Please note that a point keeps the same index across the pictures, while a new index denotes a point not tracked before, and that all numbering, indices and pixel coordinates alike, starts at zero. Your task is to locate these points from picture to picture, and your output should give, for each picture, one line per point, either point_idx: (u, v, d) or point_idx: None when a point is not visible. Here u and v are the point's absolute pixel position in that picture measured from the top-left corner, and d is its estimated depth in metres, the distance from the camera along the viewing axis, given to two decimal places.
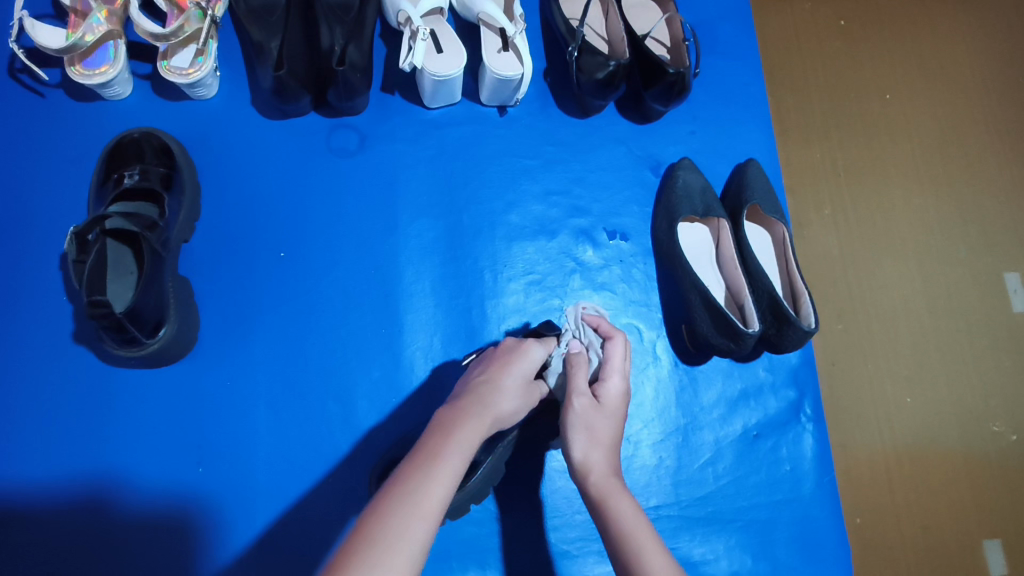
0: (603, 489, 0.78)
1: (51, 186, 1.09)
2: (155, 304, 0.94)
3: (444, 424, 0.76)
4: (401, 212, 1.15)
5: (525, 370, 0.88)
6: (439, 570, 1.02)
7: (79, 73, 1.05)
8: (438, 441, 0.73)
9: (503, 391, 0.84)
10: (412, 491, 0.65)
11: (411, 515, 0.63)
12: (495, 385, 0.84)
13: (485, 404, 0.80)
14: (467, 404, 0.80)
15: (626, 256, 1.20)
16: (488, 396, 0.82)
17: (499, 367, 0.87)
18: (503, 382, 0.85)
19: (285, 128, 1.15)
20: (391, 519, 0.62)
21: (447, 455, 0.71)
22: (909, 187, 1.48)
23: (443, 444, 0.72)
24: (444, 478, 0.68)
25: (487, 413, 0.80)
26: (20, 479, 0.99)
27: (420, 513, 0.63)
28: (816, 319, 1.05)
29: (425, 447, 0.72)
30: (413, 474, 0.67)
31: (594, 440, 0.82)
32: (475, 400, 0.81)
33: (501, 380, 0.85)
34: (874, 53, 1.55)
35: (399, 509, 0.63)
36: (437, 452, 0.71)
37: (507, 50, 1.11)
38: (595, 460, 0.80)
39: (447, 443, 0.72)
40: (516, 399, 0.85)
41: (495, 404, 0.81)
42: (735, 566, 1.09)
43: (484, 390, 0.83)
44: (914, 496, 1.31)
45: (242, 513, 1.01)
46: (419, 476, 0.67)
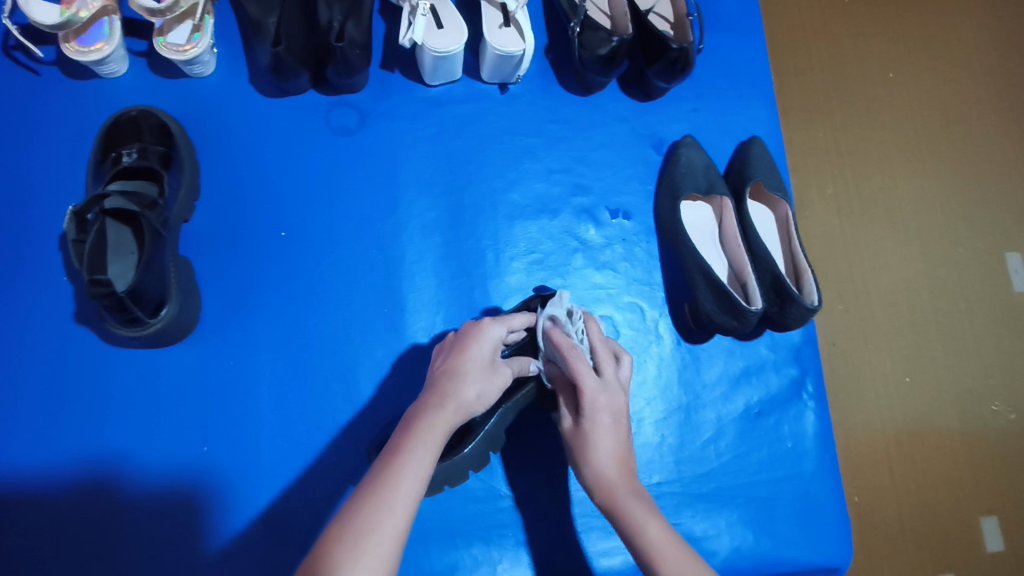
0: (608, 476, 0.81)
1: (48, 165, 1.08)
2: (156, 283, 0.94)
3: (407, 418, 0.77)
4: (402, 190, 1.14)
5: (487, 352, 0.85)
6: (444, 546, 1.03)
7: (74, 50, 1.04)
8: (400, 438, 0.74)
9: (461, 376, 0.81)
10: (377, 495, 0.68)
11: (379, 520, 0.66)
12: (457, 371, 0.81)
13: (445, 395, 0.79)
14: (428, 397, 0.79)
15: (628, 234, 1.19)
16: (446, 385, 0.80)
17: (456, 354, 0.84)
18: (462, 368, 0.82)
19: (284, 106, 1.14)
20: (359, 521, 0.66)
21: (412, 450, 0.72)
22: (912, 166, 1.47)
23: (408, 440, 0.74)
24: (410, 473, 0.70)
25: (448, 402, 0.78)
26: (25, 458, 0.99)
27: (388, 513, 0.67)
28: (819, 297, 1.05)
29: (389, 444, 0.74)
30: (378, 475, 0.70)
31: (600, 427, 0.82)
32: (434, 391, 0.80)
33: (460, 366, 0.82)
34: (878, 30, 1.54)
35: (367, 512, 0.67)
36: (401, 447, 0.73)
37: (509, 25, 1.09)
38: (602, 447, 0.82)
39: (411, 439, 0.74)
40: (478, 382, 0.82)
41: (453, 392, 0.79)
42: (737, 541, 1.09)
43: (447, 378, 0.81)
44: (913, 474, 1.32)
45: (246, 492, 1.01)
46: (381, 477, 0.70)
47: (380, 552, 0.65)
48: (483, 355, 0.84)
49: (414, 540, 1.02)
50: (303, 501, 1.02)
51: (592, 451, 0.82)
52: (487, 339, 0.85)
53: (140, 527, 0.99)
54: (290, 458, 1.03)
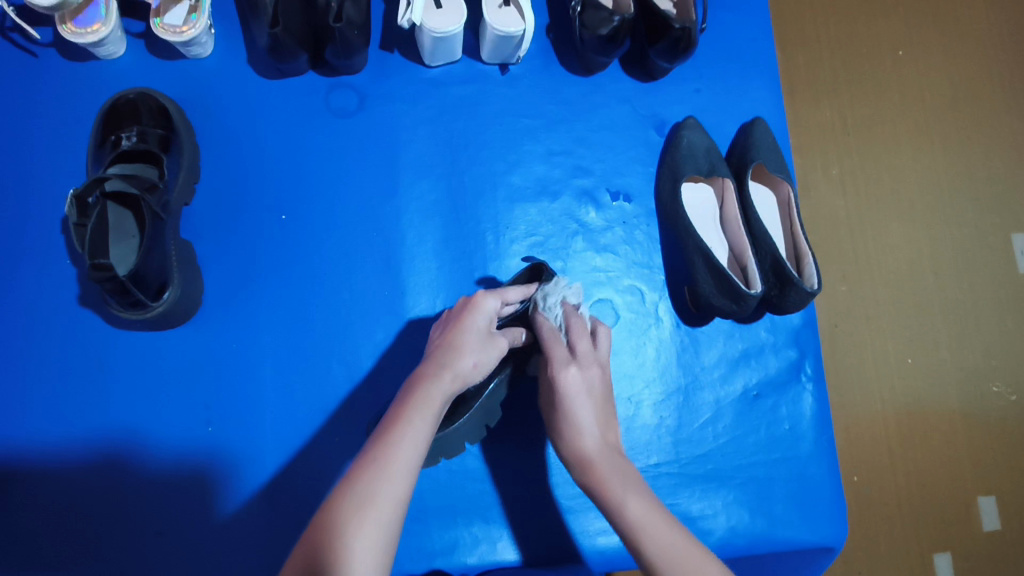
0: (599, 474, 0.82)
1: (48, 148, 1.08)
2: (158, 267, 0.95)
3: (406, 387, 0.78)
4: (402, 173, 1.14)
5: (481, 324, 0.86)
6: (446, 525, 1.05)
7: (71, 31, 1.03)
8: (401, 407, 0.76)
9: (458, 347, 0.82)
10: (377, 458, 0.70)
11: (381, 482, 0.68)
12: (452, 343, 0.83)
13: (444, 366, 0.80)
14: (426, 369, 0.80)
15: (629, 217, 1.19)
16: (443, 356, 0.81)
17: (453, 327, 0.86)
18: (460, 340, 0.83)
19: (283, 88, 1.13)
20: (359, 482, 0.68)
21: (411, 417, 0.74)
22: (918, 146, 1.46)
23: (407, 407, 0.75)
24: (413, 439, 0.72)
25: (446, 372, 0.79)
26: (33, 436, 1.01)
27: (388, 474, 0.69)
28: (819, 281, 1.05)
29: (390, 414, 0.75)
30: (378, 445, 0.72)
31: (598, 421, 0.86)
32: (432, 363, 0.81)
33: (459, 337, 0.83)
34: (887, 7, 1.51)
35: (366, 474, 0.69)
36: (401, 417, 0.74)
37: (509, 4, 1.08)
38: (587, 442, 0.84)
39: (409, 406, 0.75)
40: (476, 352, 0.83)
41: (452, 363, 0.80)
42: (733, 521, 1.11)
43: (442, 350, 0.82)
44: (912, 455, 1.33)
45: (251, 471, 1.03)
46: (382, 447, 0.71)
47: (384, 519, 0.67)
48: (478, 327, 0.85)
49: (417, 519, 1.04)
50: (306, 480, 1.03)
51: (570, 427, 0.85)
52: (481, 312, 0.85)
53: (147, 506, 1.01)
54: (294, 437, 1.04)
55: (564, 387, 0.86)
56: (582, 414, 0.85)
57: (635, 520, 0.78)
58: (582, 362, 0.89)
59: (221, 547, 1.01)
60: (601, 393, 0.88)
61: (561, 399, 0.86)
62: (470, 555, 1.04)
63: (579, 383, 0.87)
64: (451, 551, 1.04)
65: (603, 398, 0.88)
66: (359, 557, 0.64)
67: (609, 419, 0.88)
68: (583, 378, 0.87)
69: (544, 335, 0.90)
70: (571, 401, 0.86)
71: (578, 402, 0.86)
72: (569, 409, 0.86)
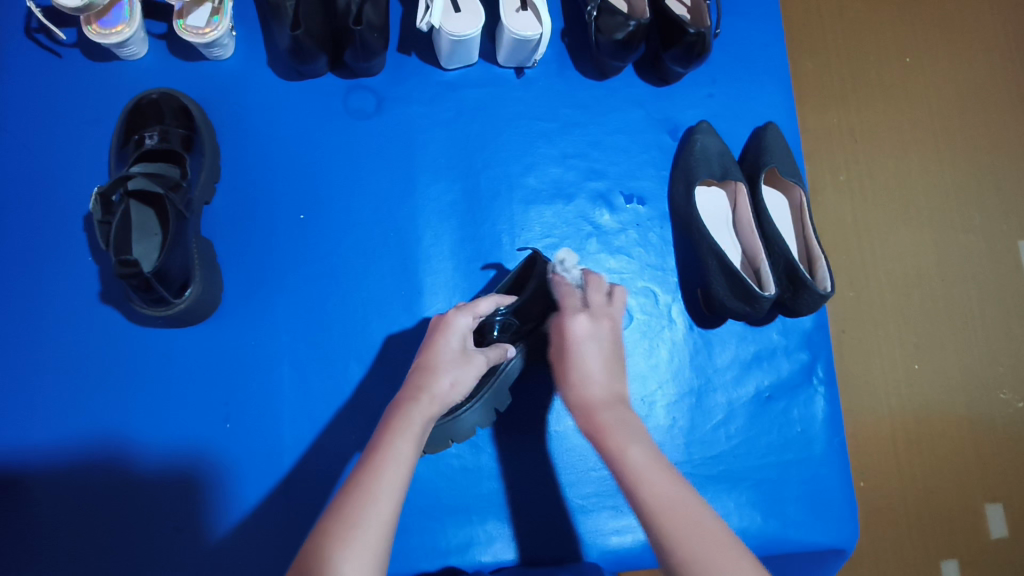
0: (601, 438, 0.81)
1: (71, 147, 1.09)
2: (180, 265, 0.96)
3: (387, 412, 0.80)
4: (418, 174, 1.15)
5: (453, 344, 0.86)
6: (459, 523, 1.06)
7: (96, 32, 1.05)
8: (382, 433, 0.77)
9: (432, 369, 0.83)
10: (362, 482, 0.71)
11: (365, 506, 0.69)
12: (427, 365, 0.84)
13: (420, 388, 0.81)
14: (403, 394, 0.81)
15: (643, 220, 1.20)
16: (419, 379, 0.82)
17: (427, 349, 0.87)
18: (435, 361, 0.84)
19: (302, 90, 1.15)
20: (345, 507, 0.69)
21: (393, 440, 0.75)
22: (927, 153, 1.47)
23: (387, 432, 0.76)
24: (395, 462, 0.73)
25: (423, 394, 0.81)
26: (52, 431, 1.02)
27: (373, 497, 0.70)
28: (832, 283, 1.06)
29: (371, 440, 0.76)
30: (362, 471, 0.73)
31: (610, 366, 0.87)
32: (408, 388, 0.82)
33: (433, 360, 0.85)
34: (896, 14, 1.52)
35: (353, 499, 0.70)
36: (382, 442, 0.75)
37: (526, 9, 1.10)
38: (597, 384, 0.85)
39: (390, 431, 0.76)
40: (451, 372, 0.84)
41: (427, 384, 0.82)
42: (745, 522, 1.11)
43: (418, 373, 0.84)
44: (920, 461, 1.34)
45: (267, 467, 1.04)
46: (366, 472, 0.72)
47: (374, 535, 0.67)
48: (451, 347, 0.86)
49: (431, 517, 1.05)
50: (322, 477, 1.04)
51: (576, 369, 0.87)
52: (450, 332, 0.86)
53: (165, 501, 1.02)
54: (310, 434, 1.06)
55: (569, 331, 0.89)
56: (588, 357, 0.87)
57: (638, 472, 0.76)
58: (594, 313, 0.91)
59: (238, 542, 1.01)
60: (612, 344, 0.89)
61: (567, 341, 0.89)
62: (484, 553, 1.05)
63: (587, 331, 0.89)
64: (465, 549, 1.05)
65: (611, 350, 0.89)
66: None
67: (618, 369, 0.87)
68: (592, 326, 0.90)
69: (559, 287, 0.96)
70: (574, 347, 0.88)
71: (585, 348, 0.88)
72: (577, 352, 0.88)
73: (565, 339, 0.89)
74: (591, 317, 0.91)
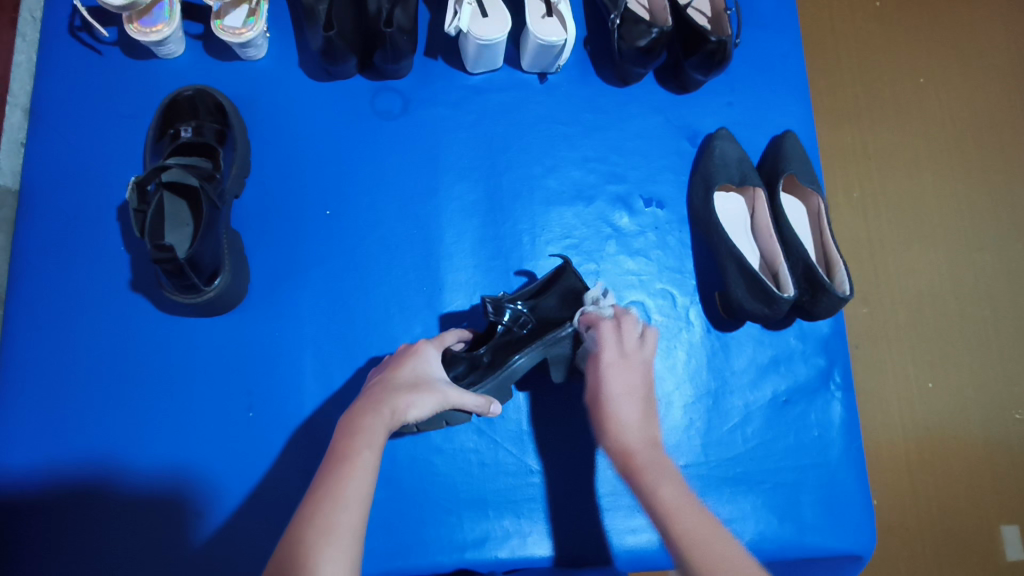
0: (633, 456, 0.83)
1: (108, 140, 1.13)
2: (212, 253, 0.98)
3: (347, 421, 0.82)
4: (442, 173, 1.18)
5: (419, 368, 0.92)
6: (476, 518, 1.06)
7: (137, 30, 1.09)
8: (346, 441, 0.79)
9: (397, 387, 0.88)
10: (331, 489, 0.74)
11: (335, 514, 0.71)
12: (389, 383, 0.88)
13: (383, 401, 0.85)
14: (364, 405, 0.85)
15: (662, 223, 1.21)
16: (383, 394, 0.86)
17: (391, 370, 0.92)
18: (396, 380, 0.89)
19: (331, 90, 1.18)
20: (317, 515, 0.71)
21: (357, 450, 0.78)
22: (940, 171, 1.48)
23: (351, 440, 0.79)
24: (360, 471, 0.76)
25: (384, 407, 0.84)
26: (81, 414, 1.05)
27: (342, 506, 0.72)
28: (851, 286, 1.07)
29: (335, 450, 0.79)
30: (331, 476, 0.75)
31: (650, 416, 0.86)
32: (372, 400, 0.85)
33: (394, 379, 0.89)
34: (910, 34, 1.54)
35: (324, 507, 0.72)
36: (347, 451, 0.78)
37: (551, 15, 1.13)
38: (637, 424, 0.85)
39: (354, 439, 0.79)
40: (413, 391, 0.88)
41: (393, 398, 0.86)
42: (762, 525, 1.11)
43: (380, 388, 0.88)
44: (934, 480, 1.33)
45: (288, 457, 1.05)
46: (334, 478, 0.75)
47: (345, 543, 0.70)
48: (415, 369, 0.91)
49: (449, 511, 1.06)
50: None
51: (613, 423, 0.86)
52: (417, 358, 0.93)
53: (190, 488, 1.04)
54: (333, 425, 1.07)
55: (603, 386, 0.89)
56: (626, 408, 0.86)
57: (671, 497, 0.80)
58: (629, 361, 0.91)
59: (258, 532, 1.02)
60: (645, 391, 0.89)
61: (604, 395, 0.88)
62: (501, 548, 1.05)
63: (624, 379, 0.89)
64: (482, 544, 1.05)
65: (646, 395, 0.89)
66: (325, 568, 0.67)
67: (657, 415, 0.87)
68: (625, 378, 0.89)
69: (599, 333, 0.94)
70: (611, 400, 0.87)
71: (621, 400, 0.87)
72: (611, 405, 0.87)
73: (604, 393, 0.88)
74: (623, 365, 0.90)
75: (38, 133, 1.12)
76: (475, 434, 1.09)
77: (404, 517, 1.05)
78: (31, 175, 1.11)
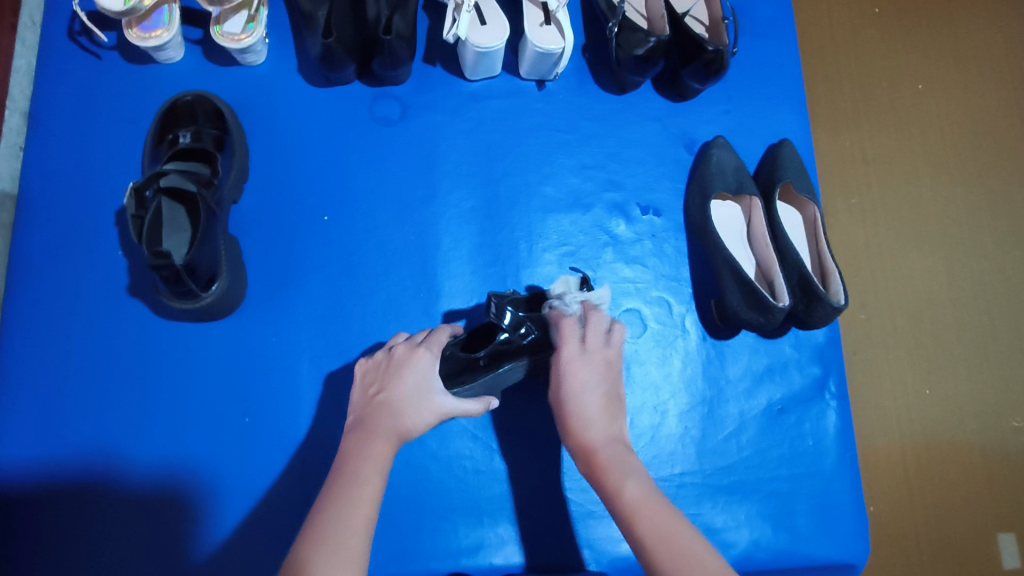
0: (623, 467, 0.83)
1: (107, 145, 1.13)
2: (209, 259, 0.99)
3: (351, 451, 0.86)
4: (440, 180, 1.18)
5: (415, 379, 0.92)
6: (472, 525, 1.06)
7: (136, 36, 1.09)
8: (351, 471, 0.83)
9: (399, 407, 0.90)
10: (333, 521, 0.77)
11: (340, 544, 0.74)
12: (388, 403, 0.90)
13: (388, 425, 0.88)
14: (369, 430, 0.88)
15: (658, 231, 1.22)
16: (382, 418, 0.89)
17: (388, 383, 0.92)
18: (395, 398, 0.91)
19: (329, 95, 1.19)
20: (322, 545, 0.74)
21: (362, 482, 0.81)
22: (937, 179, 1.48)
23: (356, 472, 0.83)
24: (362, 502, 0.79)
25: (386, 432, 0.87)
26: (77, 418, 1.05)
27: (348, 537, 0.75)
28: (845, 296, 1.07)
29: (343, 476, 0.83)
30: (335, 508, 0.78)
31: (611, 416, 0.90)
32: (376, 423, 0.89)
33: (393, 396, 0.91)
34: (908, 41, 1.55)
35: (329, 537, 0.75)
36: (356, 478, 0.82)
37: (550, 23, 1.13)
38: (595, 423, 0.89)
39: (359, 471, 0.83)
40: (412, 410, 0.90)
41: (396, 420, 0.89)
42: (756, 534, 1.11)
43: (379, 410, 0.90)
44: (930, 488, 1.33)
45: (284, 462, 1.06)
46: (335, 509, 0.78)
47: (350, 572, 0.73)
48: (416, 383, 0.92)
49: (444, 518, 1.06)
50: None
51: (576, 418, 0.90)
52: (411, 369, 0.93)
53: (186, 493, 1.04)
54: (331, 430, 1.08)
55: (563, 379, 0.92)
56: (586, 405, 0.89)
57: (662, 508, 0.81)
58: (589, 357, 0.93)
59: (255, 537, 1.03)
60: (607, 389, 0.92)
61: (564, 390, 0.91)
62: (495, 555, 1.06)
63: (584, 376, 0.91)
64: (476, 551, 1.06)
65: (608, 392, 0.91)
66: None
67: (617, 412, 0.91)
68: (584, 375, 0.91)
69: (560, 329, 0.95)
70: (570, 395, 0.91)
71: (583, 397, 0.90)
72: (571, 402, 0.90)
73: (563, 386, 0.91)
74: (584, 361, 0.92)
75: (38, 138, 1.12)
76: (471, 440, 1.09)
77: (399, 523, 1.05)
78: (31, 180, 1.11)
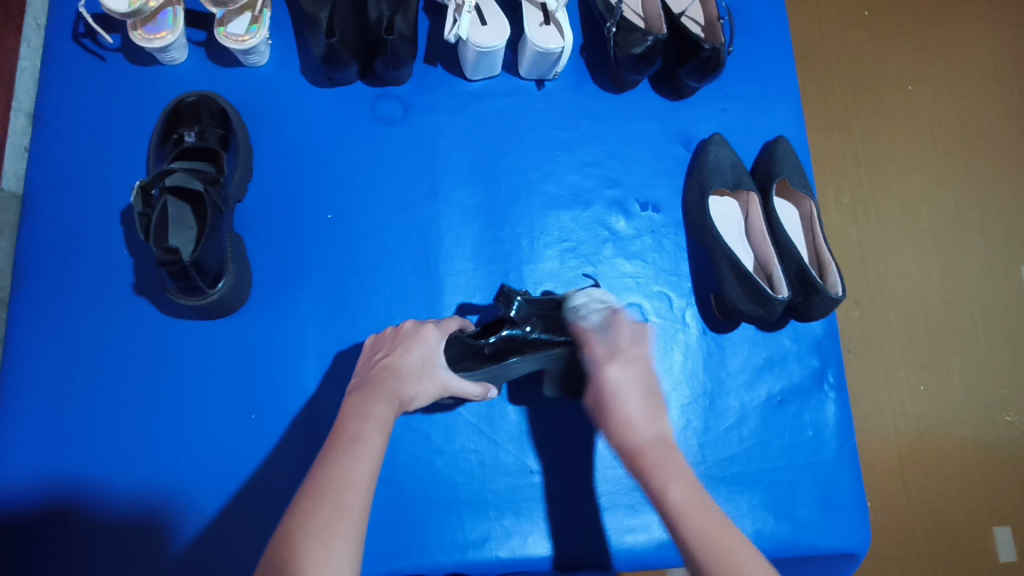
0: None
1: (112, 145, 1.14)
2: (215, 257, 0.99)
3: (358, 407, 0.86)
4: (441, 178, 1.20)
5: (422, 352, 0.96)
6: (478, 518, 1.07)
7: (141, 37, 1.10)
8: (356, 428, 0.83)
9: (404, 374, 0.92)
10: (340, 473, 0.77)
11: (342, 494, 0.74)
12: (396, 370, 0.93)
13: (392, 389, 0.90)
14: (374, 392, 0.89)
15: (658, 226, 1.24)
16: (390, 381, 0.91)
17: (397, 353, 0.95)
18: (402, 366, 0.93)
19: (332, 96, 1.20)
20: (327, 495, 0.74)
21: (369, 438, 0.81)
22: (928, 178, 1.51)
23: (363, 427, 0.83)
24: (368, 456, 0.79)
25: (393, 394, 0.89)
26: (83, 415, 1.05)
27: (352, 487, 0.75)
28: (843, 288, 1.09)
29: (345, 431, 0.83)
30: (339, 460, 0.78)
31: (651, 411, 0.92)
32: (380, 386, 0.90)
33: (401, 363, 0.93)
34: (897, 43, 1.58)
35: (333, 487, 0.75)
36: (359, 434, 0.81)
37: (549, 23, 1.15)
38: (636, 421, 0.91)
39: (366, 427, 0.83)
40: (416, 380, 0.93)
41: (400, 387, 0.91)
42: (758, 524, 1.12)
43: (387, 376, 0.92)
44: (926, 482, 1.35)
45: (290, 457, 1.06)
46: (340, 461, 0.78)
47: (353, 525, 0.72)
48: (422, 356, 0.95)
49: (450, 512, 1.07)
50: None
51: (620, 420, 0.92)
52: (420, 343, 0.96)
53: (195, 489, 1.05)
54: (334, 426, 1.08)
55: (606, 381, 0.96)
56: (626, 403, 0.92)
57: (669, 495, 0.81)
58: (624, 359, 0.97)
59: (263, 532, 1.04)
60: (645, 386, 0.94)
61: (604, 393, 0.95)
62: (501, 548, 1.06)
63: (621, 376, 0.95)
64: (482, 544, 1.06)
65: (646, 390, 0.94)
66: (335, 544, 0.70)
67: (660, 410, 0.92)
68: (622, 374, 0.95)
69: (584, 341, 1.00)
70: (611, 393, 0.94)
71: (621, 394, 0.94)
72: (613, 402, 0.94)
73: (604, 387, 0.95)
74: (619, 363, 0.96)
75: (42, 139, 1.13)
76: (477, 435, 1.10)
77: (406, 517, 1.06)
78: (36, 181, 1.12)
